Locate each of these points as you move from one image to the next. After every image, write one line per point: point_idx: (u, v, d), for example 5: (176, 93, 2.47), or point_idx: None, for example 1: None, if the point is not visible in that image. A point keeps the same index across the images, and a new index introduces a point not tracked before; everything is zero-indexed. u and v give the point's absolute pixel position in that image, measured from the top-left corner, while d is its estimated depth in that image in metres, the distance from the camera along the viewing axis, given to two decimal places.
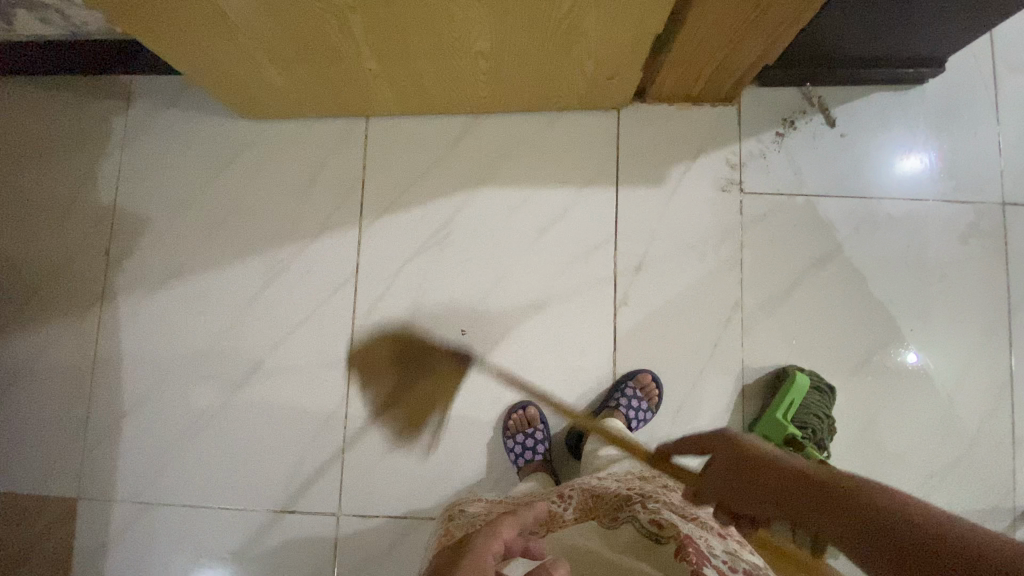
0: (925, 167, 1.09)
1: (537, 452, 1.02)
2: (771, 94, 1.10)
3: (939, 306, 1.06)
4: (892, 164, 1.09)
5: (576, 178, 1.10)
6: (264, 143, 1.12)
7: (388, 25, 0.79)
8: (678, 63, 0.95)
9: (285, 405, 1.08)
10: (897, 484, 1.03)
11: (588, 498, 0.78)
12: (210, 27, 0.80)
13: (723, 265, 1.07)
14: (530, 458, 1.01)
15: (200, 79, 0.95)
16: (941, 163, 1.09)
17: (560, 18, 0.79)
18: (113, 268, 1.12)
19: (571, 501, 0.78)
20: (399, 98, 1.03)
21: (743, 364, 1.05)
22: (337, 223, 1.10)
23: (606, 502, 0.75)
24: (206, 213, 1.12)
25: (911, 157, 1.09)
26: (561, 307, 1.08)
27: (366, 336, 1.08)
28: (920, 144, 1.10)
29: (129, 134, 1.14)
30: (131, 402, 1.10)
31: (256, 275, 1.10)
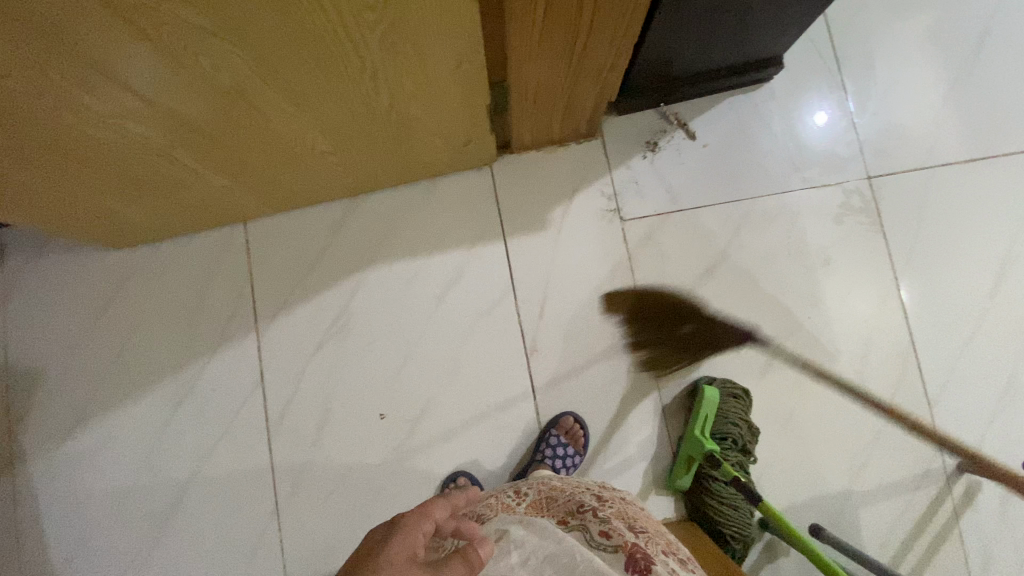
0: (786, 155, 1.12)
1: None
2: (630, 121, 1.14)
3: (831, 288, 1.09)
4: (762, 161, 1.12)
5: (463, 240, 1.12)
6: (146, 268, 1.10)
7: (220, 150, 0.80)
8: (528, 117, 0.98)
9: (218, 529, 1.05)
10: (830, 471, 1.05)
11: (540, 495, 0.74)
12: (44, 192, 0.79)
13: (620, 294, 1.09)
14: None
15: (59, 233, 0.95)
16: (797, 150, 1.12)
17: (385, 110, 0.81)
18: (16, 428, 1.08)
19: (527, 496, 0.74)
20: (267, 201, 1.03)
21: (659, 386, 1.06)
22: (237, 331, 1.09)
23: (560, 504, 0.72)
24: (103, 349, 1.09)
25: (773, 150, 1.12)
26: (474, 369, 1.09)
27: (283, 443, 1.06)
28: (779, 135, 1.13)
29: (5, 283, 1.10)
30: (60, 562, 1.05)
31: (164, 403, 1.08)
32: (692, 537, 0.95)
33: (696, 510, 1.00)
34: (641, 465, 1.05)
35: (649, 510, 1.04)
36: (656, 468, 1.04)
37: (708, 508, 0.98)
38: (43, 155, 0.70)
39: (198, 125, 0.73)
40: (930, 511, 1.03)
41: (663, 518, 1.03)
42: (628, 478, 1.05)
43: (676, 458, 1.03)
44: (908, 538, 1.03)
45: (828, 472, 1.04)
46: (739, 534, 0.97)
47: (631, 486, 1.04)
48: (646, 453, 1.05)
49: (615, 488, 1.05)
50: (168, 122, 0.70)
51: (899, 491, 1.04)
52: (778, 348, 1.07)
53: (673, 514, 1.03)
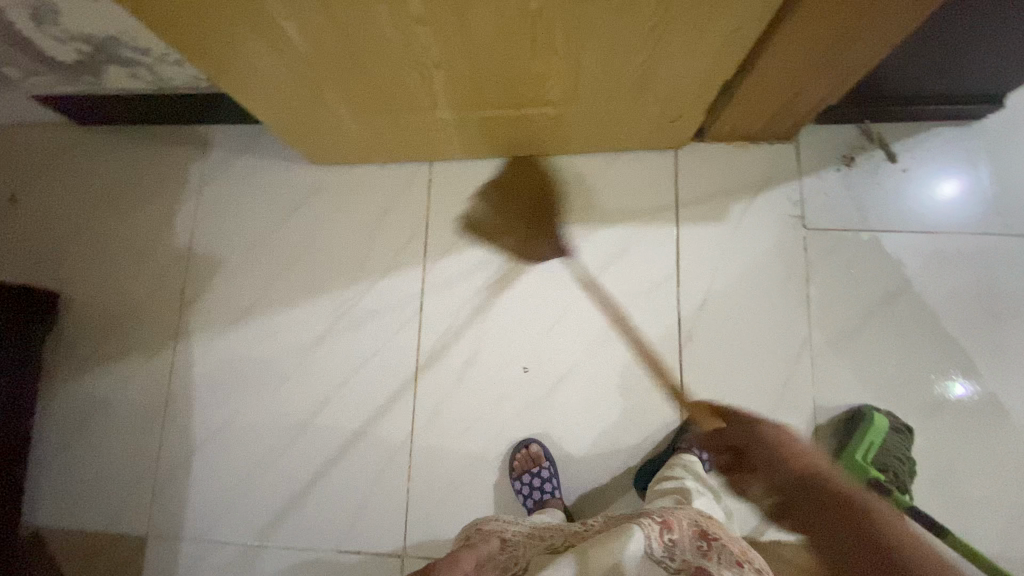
0: (963, 194, 1.08)
1: (545, 491, 1.00)
2: (828, 132, 1.11)
3: (1018, 342, 1.02)
4: (934, 194, 1.08)
5: (635, 217, 1.12)
6: (331, 186, 1.17)
7: (469, 78, 0.84)
8: (745, 104, 0.97)
9: (351, 442, 1.09)
10: (987, 533, 0.98)
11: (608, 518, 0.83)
12: (303, 82, 0.85)
13: (788, 302, 1.06)
14: (539, 498, 1.00)
15: (282, 131, 1.01)
16: (973, 192, 1.08)
17: (634, 66, 0.82)
18: (187, 307, 1.15)
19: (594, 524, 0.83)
20: (463, 143, 1.07)
21: (814, 404, 1.02)
22: (403, 262, 1.13)
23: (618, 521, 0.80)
24: (277, 252, 1.16)
25: (944, 185, 1.08)
26: (624, 345, 1.08)
27: (427, 376, 1.09)
28: (949, 175, 1.08)
29: (206, 175, 1.19)
30: (200, 440, 1.11)
31: (324, 314, 1.13)
32: None
33: None
34: None
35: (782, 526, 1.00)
36: None
37: None
38: (330, 43, 0.75)
39: (472, 47, 0.76)
40: None
41: (795, 538, 0.99)
42: None
43: None
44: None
45: (985, 534, 0.98)
46: None
47: None
48: None
49: (750, 497, 1.01)
50: (451, 38, 0.74)
51: None
52: (949, 392, 1.02)
53: (807, 536, 0.99)
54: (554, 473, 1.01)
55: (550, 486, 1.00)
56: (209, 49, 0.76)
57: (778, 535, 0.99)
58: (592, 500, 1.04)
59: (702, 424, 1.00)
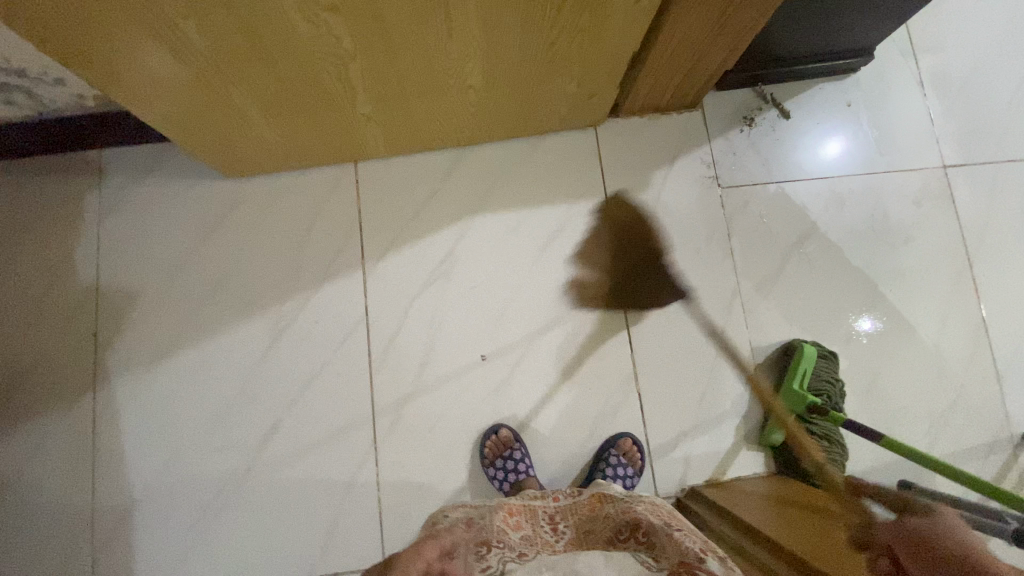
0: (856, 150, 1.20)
1: (520, 472, 1.00)
2: (727, 96, 1.20)
3: (911, 264, 1.16)
4: (833, 149, 1.20)
5: (566, 195, 1.15)
6: (251, 200, 1.11)
7: (387, 68, 0.83)
8: (652, 76, 1.02)
9: (311, 462, 1.04)
10: (909, 434, 1.10)
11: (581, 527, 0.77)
12: (209, 86, 0.81)
13: (717, 256, 1.13)
14: (516, 478, 1.00)
15: (190, 145, 0.95)
16: (866, 143, 1.20)
17: (547, 45, 0.84)
18: (104, 349, 1.05)
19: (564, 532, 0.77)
20: (388, 139, 1.05)
21: (752, 346, 1.10)
22: (341, 267, 1.10)
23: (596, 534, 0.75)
24: (200, 276, 1.08)
25: (838, 143, 1.20)
26: (573, 319, 1.11)
27: (383, 380, 1.07)
28: (841, 133, 1.20)
29: (106, 204, 1.10)
30: (141, 490, 1.02)
31: (263, 334, 1.07)
32: (793, 486, 0.98)
33: (790, 464, 1.04)
34: (735, 420, 1.08)
35: (740, 464, 1.07)
36: (748, 424, 1.08)
37: (802, 459, 1.02)
38: (234, 41, 0.72)
39: (388, 34, 0.75)
40: (1000, 478, 1.09)
41: (753, 471, 1.07)
42: (721, 433, 1.07)
43: (768, 414, 1.07)
44: (995, 505, 1.06)
45: (908, 436, 1.10)
46: None
47: (724, 441, 1.07)
48: (739, 409, 1.08)
49: (709, 442, 1.07)
50: (365, 26, 0.72)
51: (971, 457, 1.10)
52: (866, 321, 1.13)
53: (763, 468, 1.07)
54: (525, 453, 1.02)
55: (525, 466, 1.01)
56: (95, 56, 0.70)
57: (738, 473, 1.06)
58: (564, 473, 1.06)
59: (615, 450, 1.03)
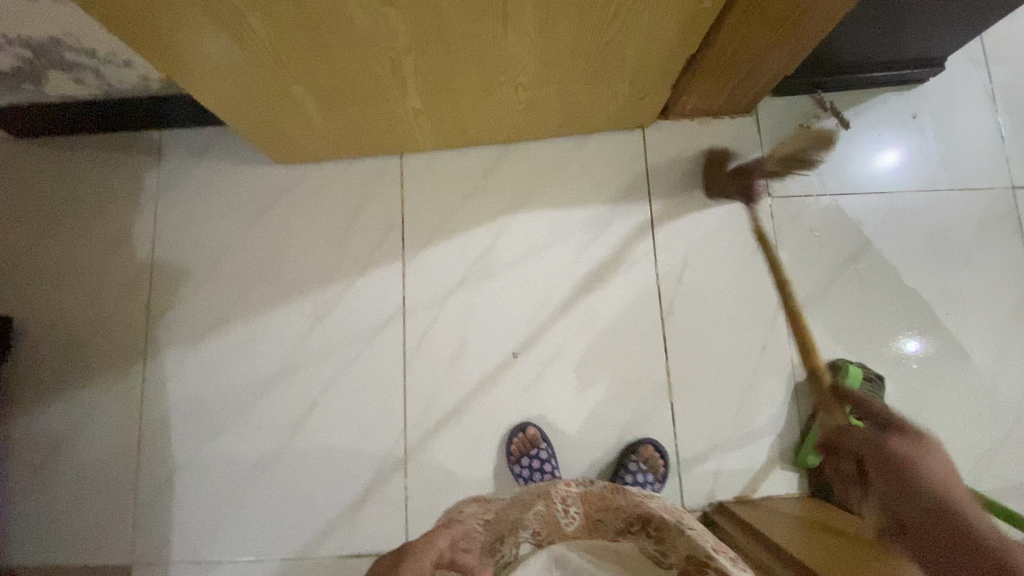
0: (923, 161, 1.14)
1: (545, 472, 1.00)
2: (784, 103, 1.16)
3: (970, 289, 1.10)
4: (897, 159, 1.14)
5: (610, 197, 1.13)
6: (299, 186, 1.14)
7: (441, 63, 0.83)
8: (706, 79, 1.00)
9: (342, 445, 1.06)
10: (956, 468, 1.05)
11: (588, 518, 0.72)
12: (266, 75, 0.83)
13: (762, 268, 1.10)
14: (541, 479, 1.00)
15: (244, 130, 0.98)
16: (936, 157, 1.14)
17: (602, 46, 0.83)
18: (155, 322, 1.10)
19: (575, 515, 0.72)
20: (435, 132, 1.06)
21: (792, 362, 1.07)
22: (381, 257, 1.12)
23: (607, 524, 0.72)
24: (247, 257, 1.12)
25: (901, 153, 1.14)
26: (609, 323, 1.09)
27: (415, 370, 1.08)
28: (909, 145, 1.15)
29: (163, 182, 1.14)
30: (182, 459, 1.06)
31: (303, 318, 1.10)
32: (826, 511, 0.95)
33: (824, 488, 1.00)
34: (770, 438, 1.05)
35: (772, 483, 1.04)
36: (783, 443, 1.05)
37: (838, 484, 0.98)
38: (294, 32, 0.73)
39: (443, 31, 0.75)
40: None
41: (785, 492, 1.04)
42: (755, 450, 1.04)
43: (805, 435, 1.03)
44: None
45: (954, 469, 1.05)
46: None
47: (756, 458, 1.04)
48: (775, 427, 1.05)
49: (742, 458, 1.04)
50: (422, 21, 0.73)
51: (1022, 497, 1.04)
52: (912, 342, 1.08)
53: (796, 490, 1.04)
54: (552, 454, 1.02)
55: (550, 466, 1.00)
56: (164, 41, 0.72)
57: (769, 492, 1.04)
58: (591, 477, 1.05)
59: (637, 456, 1.02)
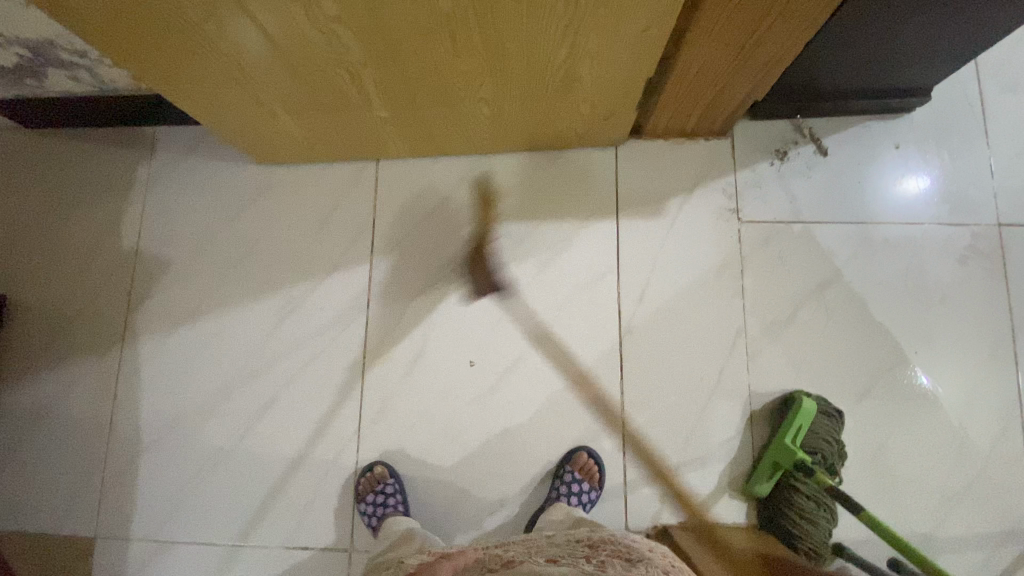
0: (925, 191, 1.11)
1: (389, 507, 1.02)
2: (763, 127, 1.14)
3: (943, 328, 1.07)
4: (890, 189, 1.12)
5: (578, 212, 1.13)
6: (279, 187, 1.18)
7: (399, 76, 0.85)
8: (674, 100, 1.00)
9: (299, 439, 1.10)
10: (913, 510, 1.02)
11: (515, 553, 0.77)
12: (235, 83, 0.87)
13: (727, 292, 1.08)
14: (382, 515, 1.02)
15: (221, 131, 1.02)
16: (939, 187, 1.11)
17: (558, 66, 0.84)
18: (133, 308, 1.15)
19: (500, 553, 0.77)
20: (407, 141, 1.09)
21: (750, 390, 1.05)
22: (351, 259, 1.15)
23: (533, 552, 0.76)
24: (223, 252, 1.16)
25: (909, 180, 1.12)
26: (567, 338, 1.10)
27: (374, 371, 1.11)
28: (919, 170, 1.12)
29: (153, 177, 1.20)
30: (148, 441, 1.10)
31: (272, 313, 1.14)
32: (768, 544, 0.93)
33: (772, 519, 0.99)
34: (721, 465, 1.03)
35: (717, 510, 1.02)
36: (733, 471, 1.03)
37: (785, 518, 0.97)
38: (253, 44, 0.76)
39: (398, 45, 0.77)
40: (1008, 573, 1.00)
41: (731, 521, 1.02)
42: (704, 475, 1.03)
43: (757, 464, 1.02)
44: None
45: (911, 511, 1.02)
46: (813, 550, 0.95)
47: (705, 484, 1.03)
48: (727, 455, 1.04)
49: (689, 483, 1.03)
50: (375, 37, 0.75)
51: (980, 546, 1.00)
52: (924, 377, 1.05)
53: (743, 519, 1.02)
54: (398, 488, 1.04)
55: (392, 501, 1.02)
56: (132, 48, 0.76)
57: (715, 519, 1.02)
58: (537, 490, 1.06)
59: (567, 471, 1.02)
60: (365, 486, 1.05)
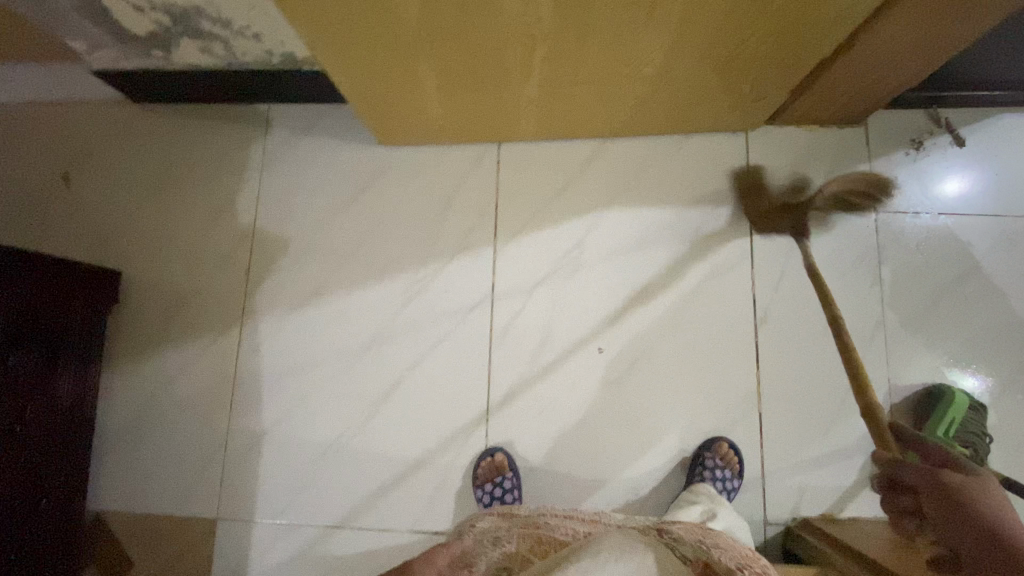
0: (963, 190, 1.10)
1: (506, 502, 1.01)
2: (898, 117, 1.12)
3: None
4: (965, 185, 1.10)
5: (710, 198, 1.11)
6: (399, 167, 1.16)
7: (573, 50, 0.82)
8: (829, 86, 0.98)
9: (424, 423, 1.08)
10: None
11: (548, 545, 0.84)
12: (400, 58, 0.84)
13: (863, 283, 1.07)
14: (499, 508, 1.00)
15: (360, 108, 1.00)
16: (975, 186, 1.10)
17: (738, 43, 0.82)
18: (253, 287, 1.13)
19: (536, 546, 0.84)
20: (541, 122, 1.06)
21: (890, 383, 1.04)
22: (474, 242, 1.13)
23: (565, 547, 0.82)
24: (343, 232, 1.14)
25: (949, 181, 1.10)
26: (699, 326, 1.08)
27: (500, 356, 1.09)
28: (956, 170, 1.10)
29: (270, 154, 1.18)
30: (271, 422, 1.09)
31: (395, 295, 1.12)
32: None
33: None
34: (861, 458, 1.02)
35: (859, 504, 1.01)
36: (874, 463, 1.02)
37: None
38: (442, 15, 0.74)
39: (590, 18, 0.75)
40: None
41: (873, 515, 1.00)
42: (844, 468, 1.02)
43: None
44: None
45: None
46: None
47: (846, 477, 1.01)
48: (867, 448, 1.02)
49: (829, 475, 1.02)
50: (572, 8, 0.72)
51: None
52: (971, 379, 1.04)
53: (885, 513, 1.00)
54: (516, 484, 1.02)
55: (511, 497, 1.00)
56: (319, 16, 0.73)
57: (856, 512, 1.01)
58: (670, 479, 1.04)
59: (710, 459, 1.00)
60: (483, 473, 1.03)
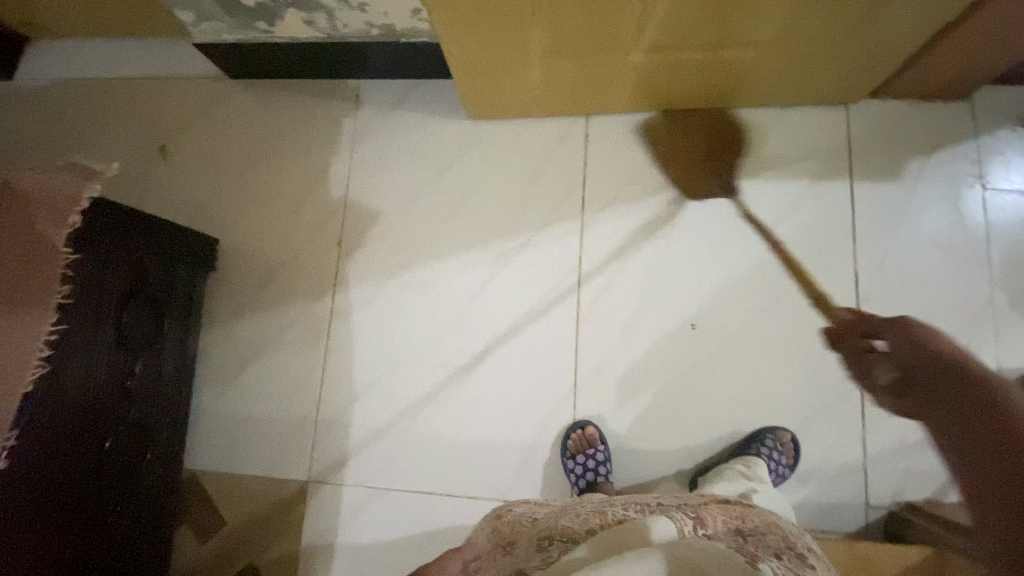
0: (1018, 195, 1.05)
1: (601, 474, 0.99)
2: (1007, 91, 1.08)
3: None
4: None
5: (806, 174, 1.09)
6: (488, 140, 1.17)
7: (690, 13, 0.81)
8: (945, 56, 0.94)
9: (512, 394, 1.08)
10: None
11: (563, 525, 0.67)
12: (512, 25, 0.84)
13: (968, 261, 1.03)
14: (594, 479, 0.99)
15: (459, 78, 1.01)
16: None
17: (865, 7, 0.79)
18: (344, 258, 1.15)
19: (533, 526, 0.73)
20: (636, 92, 1.05)
21: (999, 366, 1.00)
22: (563, 216, 1.13)
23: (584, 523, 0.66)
24: (432, 204, 1.15)
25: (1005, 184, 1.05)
26: (795, 303, 1.05)
27: (589, 329, 1.09)
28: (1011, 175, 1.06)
29: (360, 128, 1.20)
30: (360, 388, 1.11)
31: (483, 266, 1.13)
32: None
33: None
34: None
35: None
36: None
37: None
38: None
39: None
40: None
41: None
42: None
43: None
44: None
45: None
46: None
47: None
48: None
49: (934, 458, 0.98)
50: None
51: None
52: None
53: None
54: (608, 457, 1.01)
55: (604, 470, 0.99)
56: None
57: None
58: None
59: (774, 435, 0.99)
60: (574, 445, 1.02)
